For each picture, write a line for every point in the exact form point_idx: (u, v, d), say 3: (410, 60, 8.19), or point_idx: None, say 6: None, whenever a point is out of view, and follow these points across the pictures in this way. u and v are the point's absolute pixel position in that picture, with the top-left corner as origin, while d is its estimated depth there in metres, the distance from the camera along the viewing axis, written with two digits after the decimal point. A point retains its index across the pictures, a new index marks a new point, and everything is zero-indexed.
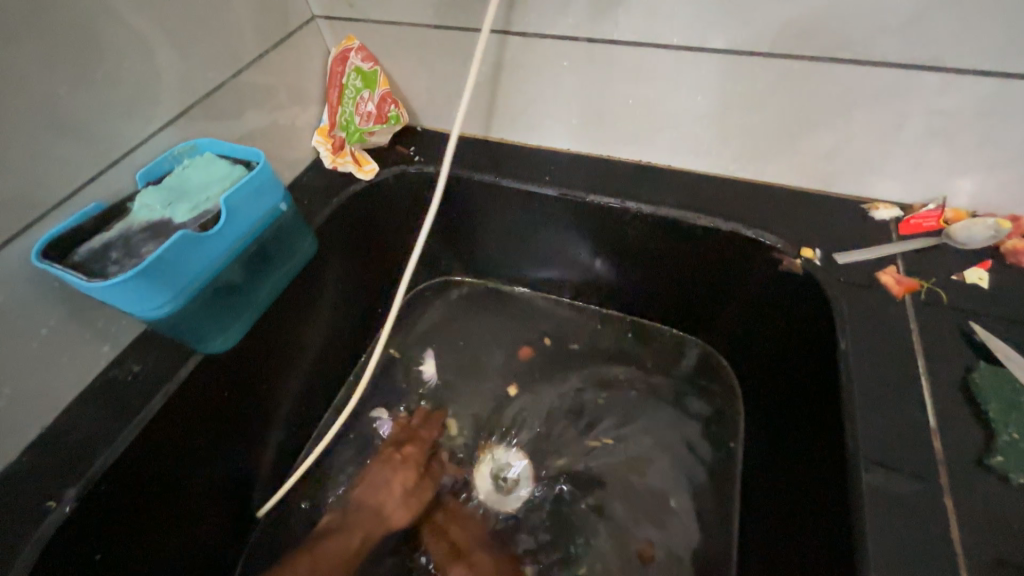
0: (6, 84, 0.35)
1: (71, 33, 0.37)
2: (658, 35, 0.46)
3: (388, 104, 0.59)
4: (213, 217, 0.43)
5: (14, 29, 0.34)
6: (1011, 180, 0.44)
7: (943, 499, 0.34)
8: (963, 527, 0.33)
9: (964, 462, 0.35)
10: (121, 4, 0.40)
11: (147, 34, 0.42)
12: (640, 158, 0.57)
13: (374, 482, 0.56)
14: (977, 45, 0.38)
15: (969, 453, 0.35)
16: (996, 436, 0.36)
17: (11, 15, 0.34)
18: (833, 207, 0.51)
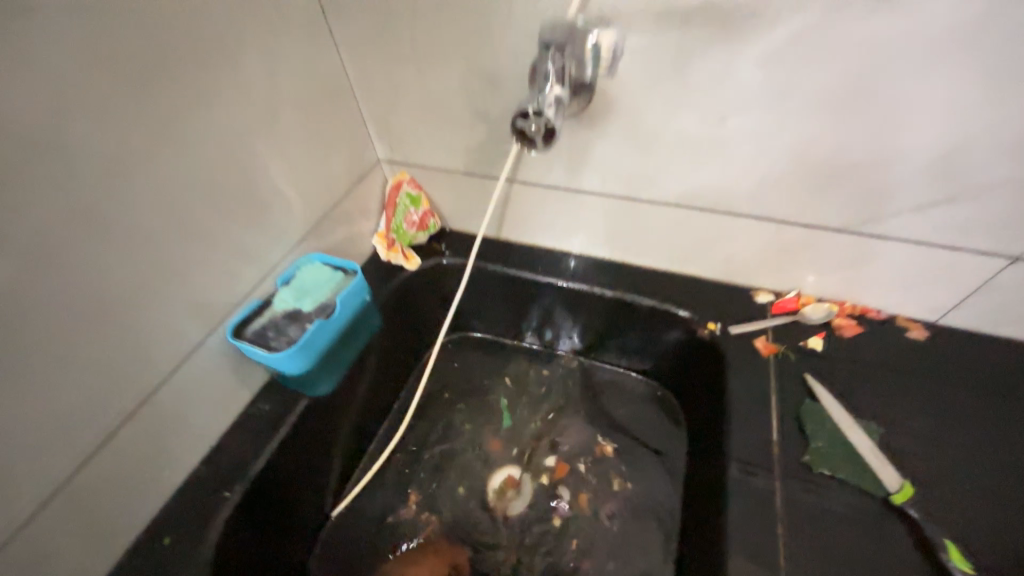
0: (223, 238, 0.60)
1: (251, 203, 0.62)
2: (609, 189, 0.71)
3: (428, 218, 0.86)
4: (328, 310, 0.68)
5: (228, 207, 0.59)
6: (835, 280, 0.68)
7: (775, 484, 0.56)
8: (786, 500, 0.55)
9: (790, 461, 0.58)
10: (279, 182, 0.66)
11: (288, 195, 0.68)
12: (604, 256, 0.81)
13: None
14: (794, 208, 0.63)
15: (794, 455, 0.58)
16: (809, 444, 0.58)
17: (229, 201, 0.59)
18: (733, 292, 0.75)
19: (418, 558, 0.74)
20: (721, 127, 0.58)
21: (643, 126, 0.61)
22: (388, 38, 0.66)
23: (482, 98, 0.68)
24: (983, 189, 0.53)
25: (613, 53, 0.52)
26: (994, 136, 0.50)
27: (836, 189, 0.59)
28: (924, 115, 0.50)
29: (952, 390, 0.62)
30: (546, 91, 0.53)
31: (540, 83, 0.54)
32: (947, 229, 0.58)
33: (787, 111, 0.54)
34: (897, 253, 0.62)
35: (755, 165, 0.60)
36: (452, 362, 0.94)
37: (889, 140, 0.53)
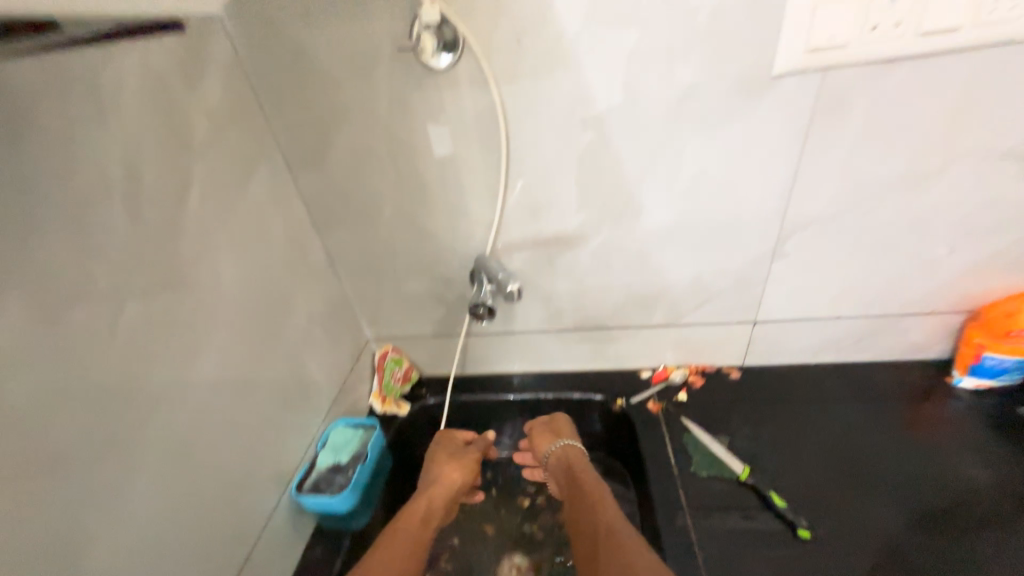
0: (288, 423, 0.87)
1: (300, 394, 0.91)
2: (533, 326, 1.10)
3: (409, 372, 1.18)
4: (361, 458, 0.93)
5: (290, 401, 0.88)
6: (679, 353, 1.11)
7: (677, 493, 0.91)
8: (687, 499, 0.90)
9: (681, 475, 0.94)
10: (315, 375, 0.96)
11: (320, 382, 0.97)
12: (540, 370, 1.18)
13: (445, 460, 1.00)
14: (638, 319, 1.06)
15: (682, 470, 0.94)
16: (691, 458, 0.95)
17: (291, 396, 0.88)
18: (627, 374, 1.14)
19: (440, 454, 1.03)
20: (583, 285, 1.02)
21: (542, 291, 1.04)
22: (376, 268, 1.04)
23: (442, 292, 1.07)
24: (722, 293, 1.00)
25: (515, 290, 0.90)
26: (713, 269, 0.96)
27: (656, 305, 1.03)
28: (678, 266, 0.96)
29: (755, 404, 1.05)
30: (485, 286, 0.93)
31: (478, 282, 0.95)
32: (717, 315, 1.03)
33: (615, 273, 0.99)
34: (701, 331, 1.07)
35: (608, 301, 1.04)
36: None
37: (667, 278, 0.98)
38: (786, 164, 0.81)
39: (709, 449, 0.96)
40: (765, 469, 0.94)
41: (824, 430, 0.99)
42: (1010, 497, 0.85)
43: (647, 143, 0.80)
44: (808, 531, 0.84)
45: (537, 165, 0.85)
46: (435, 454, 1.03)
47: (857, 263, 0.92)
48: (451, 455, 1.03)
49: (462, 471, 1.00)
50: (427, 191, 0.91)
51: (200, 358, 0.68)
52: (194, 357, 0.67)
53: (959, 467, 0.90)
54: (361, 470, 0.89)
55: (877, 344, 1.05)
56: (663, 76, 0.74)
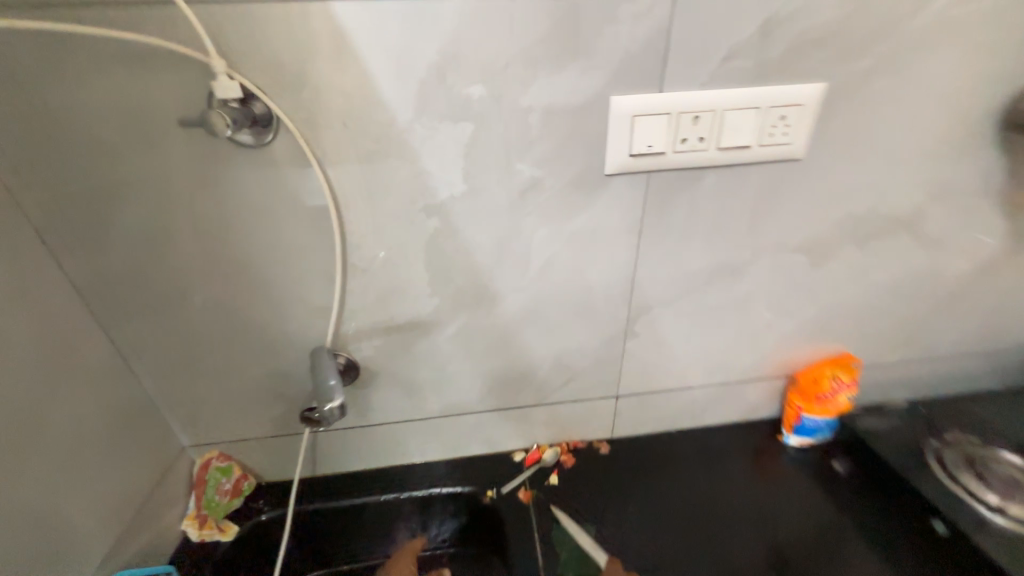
0: None
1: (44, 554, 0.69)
2: (393, 416, 0.99)
3: (240, 482, 0.98)
4: None
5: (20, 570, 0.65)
6: (550, 431, 1.08)
7: None
8: None
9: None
10: (77, 519, 0.74)
11: (88, 526, 0.75)
12: (405, 460, 1.07)
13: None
14: (505, 400, 1.01)
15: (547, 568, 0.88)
16: (557, 555, 0.91)
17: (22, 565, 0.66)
18: (498, 458, 1.08)
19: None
20: (445, 371, 0.94)
21: (399, 380, 0.93)
22: (188, 365, 0.85)
23: (279, 387, 0.90)
24: (583, 371, 0.99)
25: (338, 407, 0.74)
26: (572, 349, 0.95)
27: (522, 387, 0.99)
28: (539, 347, 0.94)
29: (621, 477, 1.05)
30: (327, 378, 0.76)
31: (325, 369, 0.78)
32: (582, 392, 1.03)
33: (477, 358, 0.93)
34: (569, 408, 1.05)
35: (472, 386, 0.97)
36: None
37: (530, 360, 0.96)
38: (626, 254, 0.84)
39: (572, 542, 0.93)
40: (628, 534, 0.94)
41: (682, 496, 1.02)
42: (834, 525, 0.96)
43: (494, 233, 0.78)
44: None
45: (378, 252, 0.77)
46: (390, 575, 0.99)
47: (697, 339, 0.99)
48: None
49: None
50: (248, 278, 0.77)
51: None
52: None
53: (795, 501, 1.00)
54: None
55: (723, 408, 1.13)
56: (502, 170, 0.72)
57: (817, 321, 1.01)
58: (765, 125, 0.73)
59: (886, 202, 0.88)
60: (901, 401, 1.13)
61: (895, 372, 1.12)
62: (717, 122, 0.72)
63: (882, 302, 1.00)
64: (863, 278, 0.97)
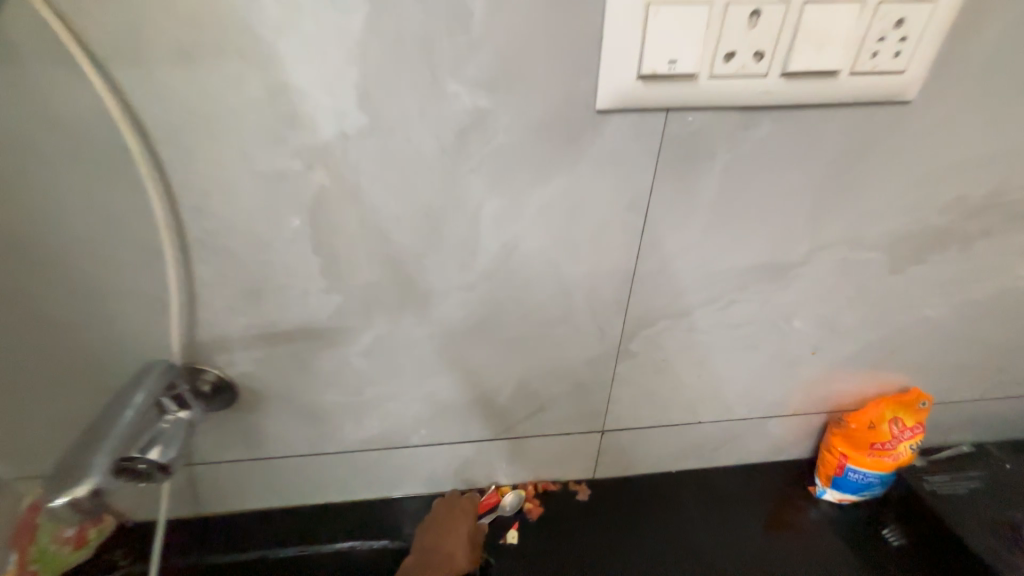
0: None
1: None
2: (295, 448, 0.72)
3: (91, 526, 0.70)
4: None
5: None
6: (512, 470, 0.82)
7: None
8: None
9: None
10: None
11: None
12: (319, 501, 0.80)
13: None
14: (450, 433, 0.75)
15: None
16: None
17: None
18: (443, 503, 0.82)
19: (454, 531, 0.74)
20: (363, 394, 0.67)
21: (297, 404, 0.67)
22: None
23: None
24: (557, 399, 0.73)
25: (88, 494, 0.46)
26: (543, 370, 0.68)
27: (472, 416, 0.73)
28: (497, 366, 0.67)
29: (603, 534, 0.80)
30: (124, 415, 0.52)
31: (132, 398, 0.53)
32: (555, 424, 0.76)
33: (408, 378, 0.66)
34: (537, 443, 0.79)
35: (404, 413, 0.71)
36: None
37: (483, 383, 0.69)
38: (625, 241, 0.56)
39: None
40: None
41: (677, 563, 0.77)
42: None
43: (419, 199, 0.50)
44: None
45: (236, 221, 0.49)
46: (444, 534, 0.73)
47: (717, 362, 0.72)
48: (467, 538, 0.74)
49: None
50: (29, 252, 0.49)
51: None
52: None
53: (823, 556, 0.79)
54: None
55: (741, 447, 0.87)
56: (425, 94, 0.44)
57: (881, 344, 0.74)
58: (868, 35, 0.44)
59: (1013, 183, 0.59)
60: (969, 449, 0.87)
61: (967, 411, 0.85)
62: (790, 23, 0.43)
63: (972, 323, 0.73)
64: (956, 290, 0.69)
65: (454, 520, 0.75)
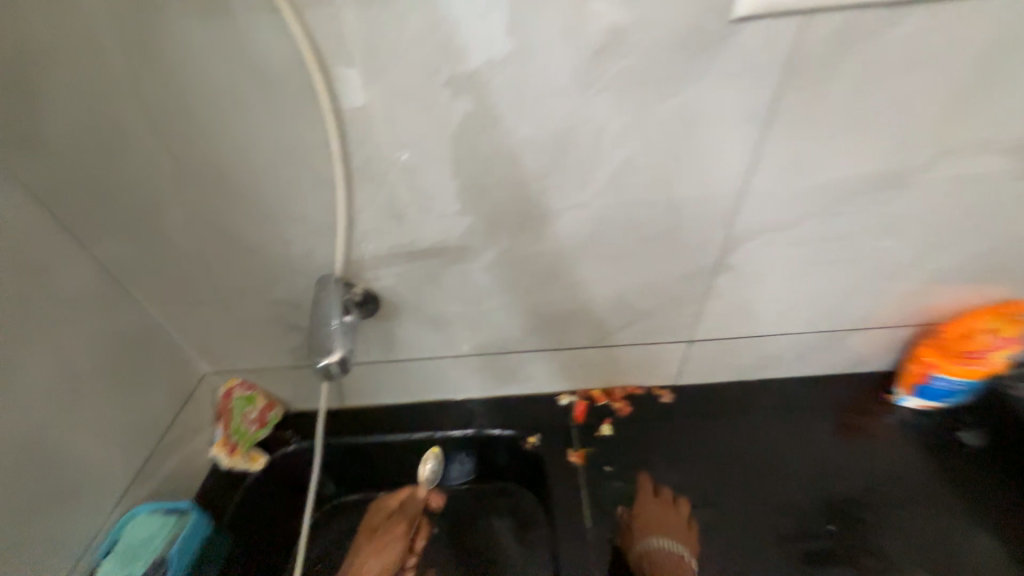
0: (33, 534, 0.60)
1: (53, 489, 0.63)
2: (422, 352, 0.85)
3: (267, 411, 0.90)
4: (162, 562, 0.69)
5: (29, 506, 0.60)
6: (604, 376, 0.92)
7: (589, 553, 0.76)
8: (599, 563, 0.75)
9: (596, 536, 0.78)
10: (88, 452, 0.67)
11: (103, 459, 0.69)
12: (438, 397, 0.94)
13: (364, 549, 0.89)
14: (553, 341, 0.84)
15: (600, 527, 0.79)
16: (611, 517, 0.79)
17: (30, 501, 0.60)
18: (542, 401, 0.94)
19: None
20: (482, 306, 0.77)
21: (427, 314, 0.78)
22: (186, 289, 0.72)
23: (291, 317, 0.77)
24: (652, 312, 0.79)
25: (338, 362, 0.61)
26: (644, 284, 0.74)
27: (573, 327, 0.82)
28: (601, 280, 0.73)
29: (683, 431, 0.90)
30: (333, 320, 0.62)
31: (330, 306, 0.63)
32: (648, 335, 0.84)
33: (521, 291, 0.75)
34: (629, 351, 0.87)
35: (515, 323, 0.80)
36: (323, 528, 0.93)
37: (586, 296, 0.76)
38: (741, 154, 0.58)
39: (628, 514, 0.80)
40: (692, 493, 0.82)
41: (745, 459, 0.86)
42: (950, 495, 0.80)
43: (550, 120, 0.54)
44: None
45: (392, 149, 0.56)
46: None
47: (812, 276, 0.75)
48: None
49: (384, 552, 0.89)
50: (230, 183, 0.59)
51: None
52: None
53: (881, 458, 0.85)
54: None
55: (824, 358, 0.91)
56: (567, 17, 0.47)
57: (990, 255, 0.73)
58: None
59: None
60: None
61: None
62: None
63: None
64: None
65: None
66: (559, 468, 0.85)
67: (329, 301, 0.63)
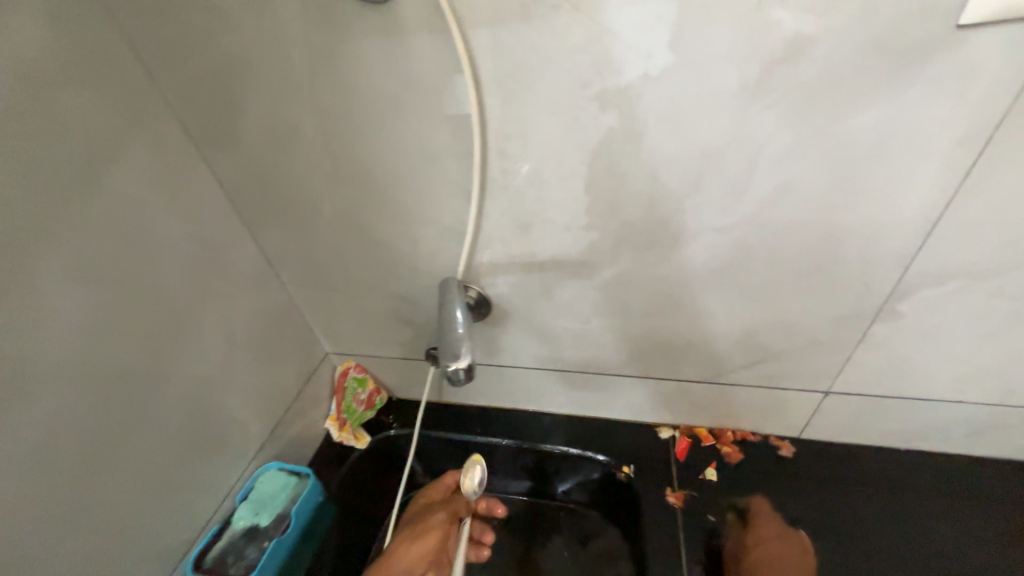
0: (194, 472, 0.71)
1: (212, 436, 0.74)
2: (523, 361, 0.85)
3: (374, 394, 0.98)
4: (285, 518, 0.78)
5: (195, 447, 0.71)
6: (712, 415, 0.84)
7: None
8: None
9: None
10: (239, 409, 0.78)
11: (248, 417, 0.80)
12: (531, 408, 0.94)
13: (401, 535, 0.79)
14: (660, 369, 0.79)
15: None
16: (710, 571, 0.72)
17: (196, 443, 0.71)
18: (639, 431, 0.89)
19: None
20: (590, 324, 0.75)
21: (534, 325, 0.77)
22: (325, 277, 0.80)
23: (408, 312, 0.82)
24: (784, 354, 0.70)
25: (465, 368, 0.59)
26: (778, 322, 0.66)
27: (685, 358, 0.76)
28: (727, 312, 0.67)
29: (806, 496, 0.78)
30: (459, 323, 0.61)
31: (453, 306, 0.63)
32: (773, 378, 0.74)
33: (635, 314, 0.71)
34: (747, 393, 0.78)
35: (622, 345, 0.77)
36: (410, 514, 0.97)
37: (706, 328, 0.70)
38: (936, 184, 0.49)
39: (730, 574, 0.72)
40: (816, 572, 0.71)
41: (887, 545, 0.73)
42: None
43: (700, 139, 0.50)
44: None
45: (528, 162, 0.57)
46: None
47: (1011, 338, 0.60)
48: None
49: (419, 548, 0.78)
50: (377, 186, 0.64)
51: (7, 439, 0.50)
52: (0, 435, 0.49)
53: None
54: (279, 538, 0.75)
55: (1010, 439, 0.73)
56: (741, 30, 0.43)
57: None
58: None
59: None
60: None
61: None
62: None
63: None
64: None
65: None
66: (653, 505, 0.80)
67: (452, 302, 0.63)
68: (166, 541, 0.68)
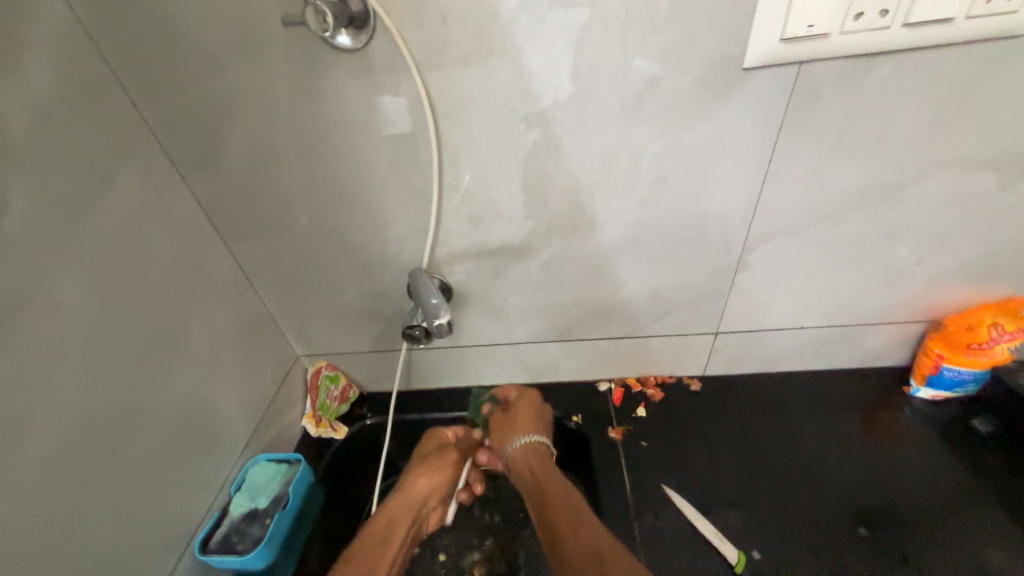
0: (191, 469, 0.78)
1: (204, 434, 0.80)
2: (482, 339, 1.00)
3: (347, 389, 1.05)
4: (282, 498, 0.85)
5: (190, 445, 0.77)
6: (638, 366, 1.04)
7: (628, 513, 0.88)
8: (637, 521, 0.87)
9: (632, 499, 0.90)
10: (226, 408, 0.85)
11: (234, 416, 0.86)
12: (492, 382, 1.08)
13: (419, 469, 0.93)
14: (594, 332, 0.98)
15: (636, 492, 0.91)
16: (646, 483, 0.92)
17: (191, 441, 0.77)
18: (582, 388, 1.07)
19: (417, 495, 0.91)
20: (534, 298, 0.91)
21: (489, 305, 0.93)
22: (299, 280, 0.89)
23: (378, 306, 0.93)
24: (683, 306, 0.92)
25: (445, 324, 0.73)
26: (673, 281, 0.88)
27: (611, 320, 0.95)
28: (636, 277, 0.87)
29: (714, 421, 0.99)
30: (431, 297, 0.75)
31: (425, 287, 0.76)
32: (678, 327, 0.96)
33: (569, 287, 0.89)
34: (661, 343, 0.99)
35: (563, 314, 0.94)
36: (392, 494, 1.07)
37: (624, 291, 0.90)
38: (755, 170, 0.72)
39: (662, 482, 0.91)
40: (722, 469, 0.93)
41: (777, 451, 0.94)
42: (958, 474, 0.89)
43: (601, 146, 0.70)
44: (745, 556, 0.82)
45: (476, 169, 0.73)
46: (414, 500, 0.90)
47: (821, 274, 0.86)
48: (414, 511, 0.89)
49: (434, 479, 0.93)
50: (348, 195, 0.76)
51: (32, 438, 0.55)
52: (27, 434, 0.55)
53: (909, 463, 0.91)
54: (281, 512, 0.83)
55: (841, 354, 1.00)
56: (618, 70, 0.63)
57: (985, 259, 0.83)
58: None
59: None
60: None
61: None
62: None
63: None
64: None
65: (400, 506, 0.89)
66: (600, 444, 0.98)
67: (427, 283, 0.76)
68: (170, 533, 0.74)
